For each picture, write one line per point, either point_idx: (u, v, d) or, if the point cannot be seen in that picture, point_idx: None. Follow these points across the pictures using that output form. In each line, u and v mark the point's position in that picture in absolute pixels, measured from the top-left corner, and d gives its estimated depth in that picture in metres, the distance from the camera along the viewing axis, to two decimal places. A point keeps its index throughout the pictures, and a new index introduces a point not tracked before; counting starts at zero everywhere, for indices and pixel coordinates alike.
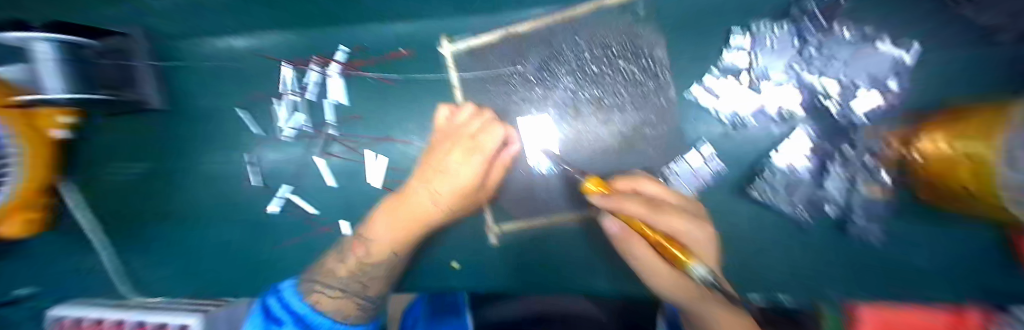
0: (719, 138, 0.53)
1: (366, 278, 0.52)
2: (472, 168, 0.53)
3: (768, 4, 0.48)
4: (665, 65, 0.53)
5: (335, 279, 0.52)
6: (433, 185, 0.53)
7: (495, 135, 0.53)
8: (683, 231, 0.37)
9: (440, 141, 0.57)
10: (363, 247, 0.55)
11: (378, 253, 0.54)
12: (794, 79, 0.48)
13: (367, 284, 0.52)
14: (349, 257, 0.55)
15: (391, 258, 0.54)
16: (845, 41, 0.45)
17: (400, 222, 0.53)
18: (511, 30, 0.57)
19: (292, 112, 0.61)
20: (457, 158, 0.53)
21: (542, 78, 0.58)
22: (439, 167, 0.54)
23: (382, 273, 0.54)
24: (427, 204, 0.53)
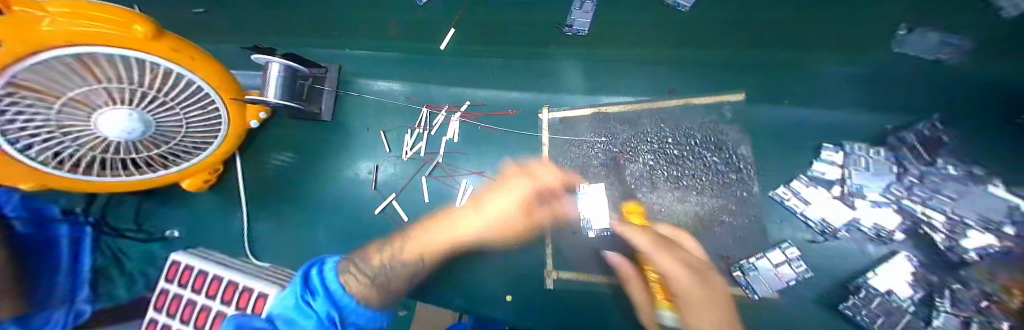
0: (805, 245, 0.54)
1: (384, 275, 0.45)
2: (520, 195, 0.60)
3: (857, 133, 0.54)
4: (749, 162, 0.57)
5: (366, 266, 0.45)
6: (482, 202, 0.61)
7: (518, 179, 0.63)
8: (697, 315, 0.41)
9: (509, 176, 0.65)
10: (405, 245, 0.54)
11: (410, 252, 0.52)
12: (894, 203, 0.50)
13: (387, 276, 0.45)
14: (389, 249, 0.52)
15: (416, 260, 0.52)
16: (948, 175, 0.47)
17: (427, 242, 0.55)
18: (603, 109, 0.67)
19: (417, 142, 0.72)
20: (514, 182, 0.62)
21: (623, 150, 0.64)
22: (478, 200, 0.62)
23: (405, 269, 0.50)
24: (472, 226, 0.58)
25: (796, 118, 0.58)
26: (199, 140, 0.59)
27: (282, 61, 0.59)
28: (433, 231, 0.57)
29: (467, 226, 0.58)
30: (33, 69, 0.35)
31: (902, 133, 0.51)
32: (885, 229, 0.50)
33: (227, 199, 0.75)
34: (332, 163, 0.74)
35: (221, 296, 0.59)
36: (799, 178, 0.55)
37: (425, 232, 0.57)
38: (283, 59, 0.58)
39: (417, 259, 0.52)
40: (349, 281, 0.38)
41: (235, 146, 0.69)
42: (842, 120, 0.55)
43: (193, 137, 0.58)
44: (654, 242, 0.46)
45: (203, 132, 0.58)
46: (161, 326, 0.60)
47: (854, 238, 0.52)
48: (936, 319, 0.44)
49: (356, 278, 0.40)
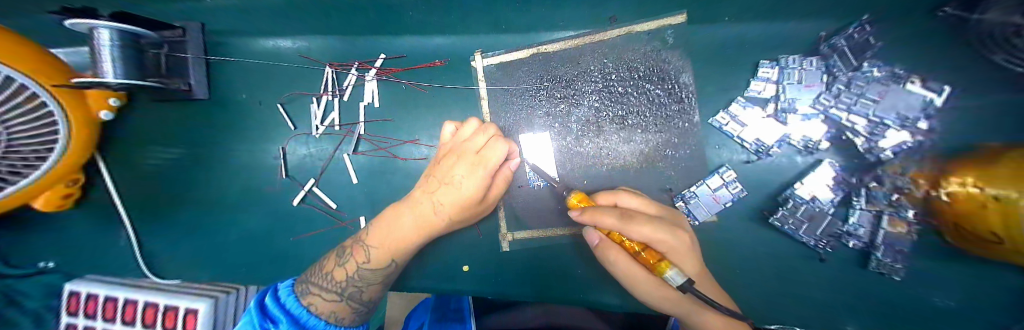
0: (739, 167, 0.55)
1: (363, 284, 0.49)
2: (478, 179, 0.46)
3: (793, 44, 0.52)
4: (690, 91, 0.54)
5: (329, 284, 0.47)
6: (444, 185, 0.49)
7: (499, 151, 0.45)
8: (662, 240, 0.38)
9: (445, 155, 0.52)
10: (356, 246, 0.50)
11: (378, 257, 0.49)
12: (822, 113, 0.49)
13: (363, 290, 0.49)
14: (347, 261, 0.49)
15: (391, 265, 0.50)
16: (873, 77, 0.46)
17: (388, 242, 0.49)
18: (541, 50, 0.59)
19: (328, 112, 0.61)
20: (461, 173, 0.47)
21: (566, 95, 0.58)
22: (444, 179, 0.49)
23: (379, 277, 0.50)
24: (444, 204, 0.48)
25: (736, 34, 0.54)
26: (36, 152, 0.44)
27: (117, 25, 0.42)
28: (393, 229, 0.49)
29: (422, 217, 0.49)
30: None
31: (835, 38, 0.48)
32: (812, 141, 0.50)
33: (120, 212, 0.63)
34: (237, 153, 0.64)
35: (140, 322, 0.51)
36: (737, 100, 0.53)
37: (386, 229, 0.49)
38: (120, 22, 0.42)
39: (383, 266, 0.49)
40: (312, 303, 0.46)
41: (88, 147, 0.54)
42: (780, 30, 0.52)
43: (30, 147, 0.42)
44: (616, 214, 0.39)
45: (33, 138, 0.42)
46: None
47: (784, 153, 0.53)
48: (852, 216, 0.48)
49: (323, 298, 0.46)
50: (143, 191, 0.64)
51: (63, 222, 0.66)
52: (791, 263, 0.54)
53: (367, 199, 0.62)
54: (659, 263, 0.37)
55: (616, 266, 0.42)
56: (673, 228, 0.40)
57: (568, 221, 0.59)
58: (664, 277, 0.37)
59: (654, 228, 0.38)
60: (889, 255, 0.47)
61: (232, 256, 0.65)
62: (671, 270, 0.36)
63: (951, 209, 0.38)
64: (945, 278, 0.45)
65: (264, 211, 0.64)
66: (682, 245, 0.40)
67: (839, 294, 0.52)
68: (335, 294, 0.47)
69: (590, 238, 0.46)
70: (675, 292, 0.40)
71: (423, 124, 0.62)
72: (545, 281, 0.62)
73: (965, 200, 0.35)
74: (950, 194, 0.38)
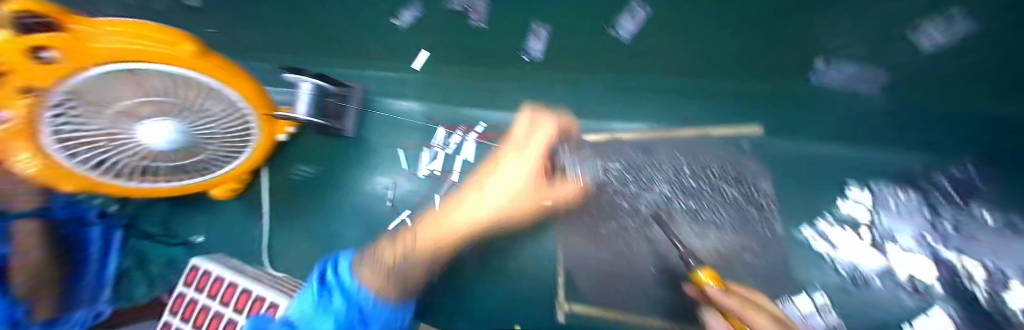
0: (836, 291, 0.51)
1: (407, 267, 0.58)
2: (528, 167, 0.63)
3: (881, 173, 0.52)
4: (771, 200, 0.56)
5: (379, 266, 0.56)
6: (492, 182, 0.64)
7: (545, 131, 0.65)
8: None
9: (491, 159, 0.70)
10: (404, 239, 0.63)
11: (421, 247, 0.61)
12: (926, 251, 0.48)
13: (403, 284, 0.56)
14: (393, 248, 0.60)
15: (434, 251, 0.62)
16: (987, 224, 0.46)
17: (433, 231, 0.63)
18: (617, 136, 0.67)
19: (433, 159, 0.74)
20: (513, 164, 0.64)
21: (637, 178, 0.64)
22: (498, 164, 0.66)
23: (422, 267, 0.60)
24: (489, 208, 0.63)
25: (818, 154, 0.56)
26: (226, 153, 0.63)
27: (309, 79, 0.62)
28: (449, 216, 0.64)
29: (472, 212, 0.64)
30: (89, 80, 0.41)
31: (935, 174, 0.49)
32: (920, 282, 0.48)
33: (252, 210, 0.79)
34: (353, 179, 0.78)
35: (232, 303, 0.60)
36: (824, 217, 0.53)
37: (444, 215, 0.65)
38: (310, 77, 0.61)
39: (433, 250, 0.61)
40: (365, 274, 0.52)
41: (262, 157, 0.72)
42: (873, 158, 0.53)
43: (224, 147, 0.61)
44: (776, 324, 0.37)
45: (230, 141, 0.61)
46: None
47: (889, 287, 0.49)
48: None
49: (371, 269, 0.54)
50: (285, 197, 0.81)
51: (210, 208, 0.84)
52: None
53: None
54: None
55: None
56: None
57: (633, 305, 0.59)
58: None
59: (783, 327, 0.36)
60: None
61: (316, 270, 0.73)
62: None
63: None
64: None
65: (360, 231, 0.75)
66: None
67: None
68: (387, 264, 0.56)
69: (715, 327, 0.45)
70: None
71: None
72: None
73: None
74: None
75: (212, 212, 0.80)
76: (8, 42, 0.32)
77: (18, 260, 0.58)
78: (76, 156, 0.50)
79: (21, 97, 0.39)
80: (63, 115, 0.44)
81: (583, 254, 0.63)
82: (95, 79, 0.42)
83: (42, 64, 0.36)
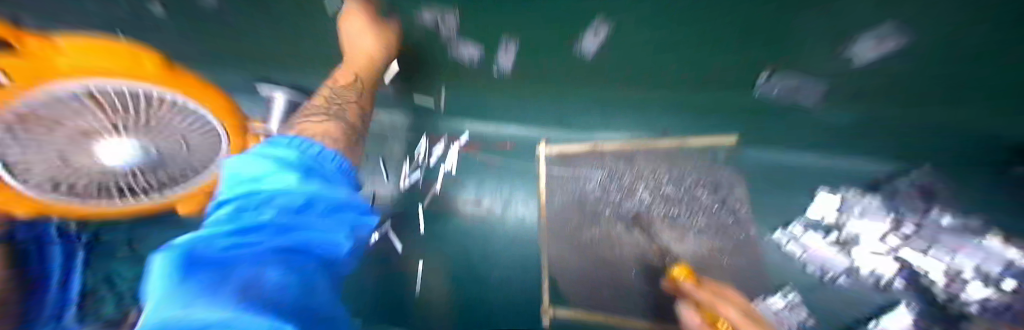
0: (810, 291, 0.52)
1: (329, 111, 0.51)
2: (360, 24, 0.56)
3: (850, 179, 0.56)
4: (745, 205, 0.58)
5: (314, 112, 0.51)
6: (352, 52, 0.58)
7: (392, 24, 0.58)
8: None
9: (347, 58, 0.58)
10: (327, 88, 0.57)
11: (343, 89, 0.56)
12: (891, 252, 0.51)
13: (339, 113, 0.51)
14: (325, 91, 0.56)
15: (358, 90, 0.57)
16: (942, 225, 0.50)
17: (347, 73, 0.58)
18: (600, 146, 0.67)
19: (415, 169, 0.73)
20: (356, 26, 0.56)
21: (620, 188, 0.64)
22: (347, 37, 0.57)
23: (358, 98, 0.57)
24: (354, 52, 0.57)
25: (784, 162, 0.60)
26: None
27: None
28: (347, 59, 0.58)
29: (341, 74, 0.58)
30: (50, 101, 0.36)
31: (897, 180, 0.54)
32: (885, 278, 0.50)
33: None
34: None
35: None
36: (797, 222, 0.56)
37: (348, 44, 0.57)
38: None
39: (354, 84, 0.57)
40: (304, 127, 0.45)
41: None
42: (827, 164, 0.58)
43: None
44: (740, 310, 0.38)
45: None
46: None
47: (858, 285, 0.51)
48: None
49: (311, 123, 0.47)
50: None
51: None
52: None
53: (428, 252, 0.68)
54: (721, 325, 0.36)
55: None
56: None
57: (616, 312, 0.58)
58: None
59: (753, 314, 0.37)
60: None
61: None
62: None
63: None
64: None
65: None
66: None
67: None
68: (321, 117, 0.48)
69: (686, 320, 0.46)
70: None
71: (489, 191, 0.72)
72: None
73: None
74: None
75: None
76: None
77: None
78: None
79: None
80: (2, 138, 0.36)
81: (562, 265, 0.62)
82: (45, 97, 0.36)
83: None
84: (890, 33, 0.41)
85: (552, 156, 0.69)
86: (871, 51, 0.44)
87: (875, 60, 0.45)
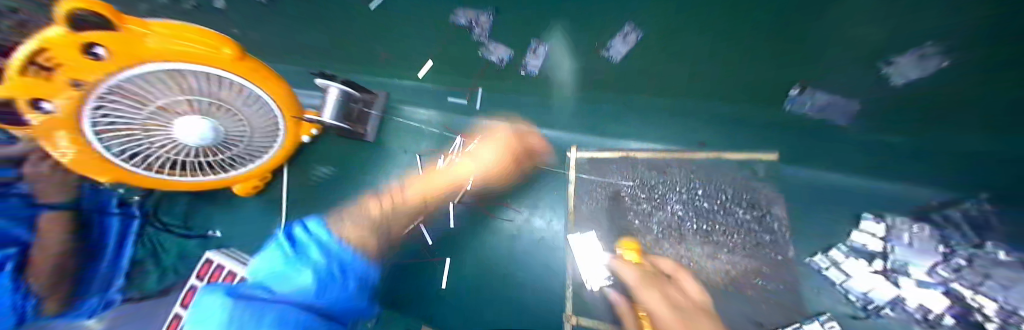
0: (850, 320, 0.50)
1: (389, 221, 0.59)
2: (495, 152, 0.72)
3: (899, 205, 0.54)
4: (783, 224, 0.57)
5: (365, 217, 0.57)
6: (477, 156, 0.72)
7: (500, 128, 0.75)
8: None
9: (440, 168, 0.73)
10: (390, 194, 0.65)
11: (411, 198, 0.65)
12: (941, 285, 0.48)
13: (388, 226, 0.59)
14: (379, 201, 0.62)
15: (420, 205, 0.65)
16: (1008, 262, 0.45)
17: (433, 183, 0.69)
18: (632, 155, 0.69)
19: (449, 167, 0.76)
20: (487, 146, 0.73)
21: (651, 197, 0.65)
22: (469, 151, 0.74)
23: (405, 216, 0.63)
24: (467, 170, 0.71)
25: (826, 183, 0.59)
26: (254, 150, 0.63)
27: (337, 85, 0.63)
28: (431, 181, 0.70)
29: (427, 185, 0.68)
30: (144, 78, 0.41)
31: (949, 209, 0.49)
32: (932, 312, 0.48)
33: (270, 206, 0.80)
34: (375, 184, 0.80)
35: None
36: (838, 246, 0.54)
37: (427, 179, 0.69)
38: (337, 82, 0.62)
39: (421, 201, 0.65)
40: (345, 230, 0.50)
41: (284, 158, 0.72)
42: (876, 189, 0.56)
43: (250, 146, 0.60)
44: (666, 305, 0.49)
45: (256, 142, 0.61)
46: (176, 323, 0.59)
47: (901, 320, 0.48)
48: None
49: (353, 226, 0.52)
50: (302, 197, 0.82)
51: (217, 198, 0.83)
52: None
53: (456, 246, 0.71)
54: None
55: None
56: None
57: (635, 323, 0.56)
58: None
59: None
60: None
61: None
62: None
63: None
64: None
65: None
66: None
67: None
68: (364, 221, 0.54)
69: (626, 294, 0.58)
70: None
71: (518, 192, 0.74)
72: None
73: None
74: None
75: (219, 208, 0.77)
76: (64, 37, 0.31)
77: (40, 253, 0.49)
78: (111, 147, 0.47)
79: (69, 89, 0.36)
80: (104, 108, 0.41)
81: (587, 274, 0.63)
82: (141, 79, 0.41)
83: (94, 60, 0.35)
84: (931, 52, 0.33)
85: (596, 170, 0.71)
86: (914, 71, 0.37)
87: (909, 82, 0.38)
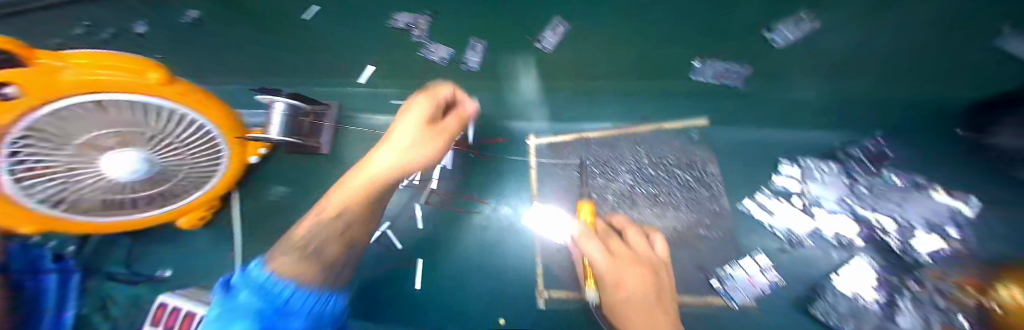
0: (774, 253, 0.58)
1: (315, 242, 0.42)
2: (415, 123, 0.45)
3: (814, 149, 0.61)
4: (718, 180, 0.63)
5: (288, 250, 0.42)
6: (374, 153, 0.47)
7: (422, 104, 0.46)
8: (632, 284, 0.45)
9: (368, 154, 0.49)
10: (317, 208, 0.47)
11: (332, 208, 0.45)
12: (849, 211, 0.56)
13: (321, 250, 0.42)
14: (304, 223, 0.46)
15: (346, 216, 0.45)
16: (896, 185, 0.55)
17: (356, 182, 0.46)
18: (585, 135, 0.72)
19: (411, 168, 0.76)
20: (401, 122, 0.46)
21: (605, 171, 0.69)
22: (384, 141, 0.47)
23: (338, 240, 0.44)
24: (394, 150, 0.45)
25: (758, 138, 0.64)
26: (200, 178, 0.60)
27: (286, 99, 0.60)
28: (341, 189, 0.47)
29: (366, 176, 0.46)
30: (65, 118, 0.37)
31: (850, 147, 0.59)
32: (845, 237, 0.55)
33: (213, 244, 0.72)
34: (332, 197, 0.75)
35: None
36: (762, 190, 0.61)
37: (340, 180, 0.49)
38: (290, 96, 0.60)
39: (347, 216, 0.45)
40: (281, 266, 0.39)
41: (230, 182, 0.70)
42: (797, 137, 0.62)
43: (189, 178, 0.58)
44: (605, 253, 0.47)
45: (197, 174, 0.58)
46: None
47: (819, 245, 0.57)
48: (904, 320, 0.48)
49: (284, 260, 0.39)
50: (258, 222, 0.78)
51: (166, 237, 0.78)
52: None
53: (426, 246, 0.71)
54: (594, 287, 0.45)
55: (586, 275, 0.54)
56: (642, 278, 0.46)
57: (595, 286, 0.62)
58: None
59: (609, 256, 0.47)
60: None
61: None
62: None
63: (1003, 317, 0.42)
64: None
65: None
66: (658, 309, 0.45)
67: None
68: (297, 254, 0.40)
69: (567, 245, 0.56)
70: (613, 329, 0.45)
71: (483, 185, 0.74)
72: None
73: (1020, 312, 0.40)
74: (1002, 304, 0.43)
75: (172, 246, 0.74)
76: None
77: None
78: (34, 200, 0.43)
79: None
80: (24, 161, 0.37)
81: (558, 251, 0.67)
82: None
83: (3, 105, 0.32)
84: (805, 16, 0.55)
85: (550, 151, 0.73)
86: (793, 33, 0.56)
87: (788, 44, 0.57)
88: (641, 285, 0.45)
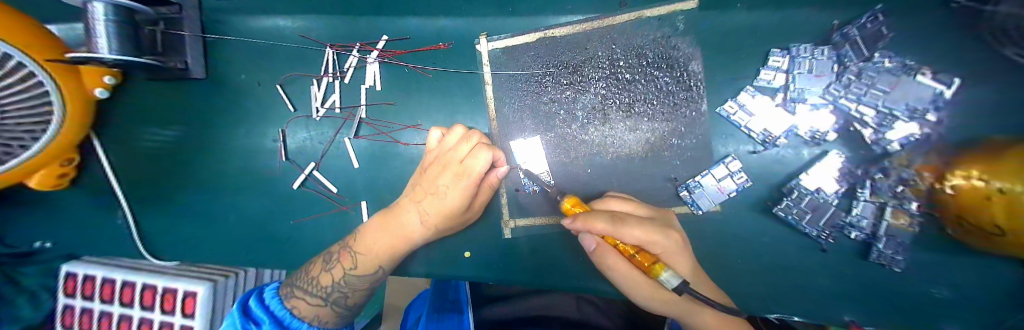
0: (741, 156, 0.55)
1: (348, 290, 0.50)
2: (456, 198, 0.48)
3: (804, 32, 0.52)
4: (700, 79, 0.54)
5: (310, 288, 0.49)
6: (422, 204, 0.51)
7: (483, 158, 0.45)
8: (657, 240, 0.41)
9: (430, 164, 0.53)
10: (360, 249, 0.51)
11: (371, 256, 0.50)
12: (831, 103, 0.49)
13: (349, 295, 0.50)
14: (334, 266, 0.51)
15: (381, 268, 0.51)
16: (886, 69, 0.45)
17: (386, 235, 0.51)
18: (549, 34, 0.57)
19: (332, 94, 0.61)
20: (446, 181, 0.48)
21: (573, 82, 0.56)
22: (429, 188, 0.51)
23: (375, 260, 0.50)
24: (429, 212, 0.50)
25: (741, 23, 0.54)
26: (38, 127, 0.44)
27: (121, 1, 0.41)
28: (381, 235, 0.51)
29: (401, 231, 0.51)
30: None
31: (846, 28, 0.48)
32: (819, 132, 0.50)
33: (134, 195, 0.66)
34: (255, 136, 0.64)
35: (138, 303, 0.54)
36: (746, 89, 0.53)
37: (375, 237, 0.51)
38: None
39: (372, 270, 0.50)
40: (297, 306, 0.47)
41: (79, 126, 0.53)
42: (790, 19, 0.52)
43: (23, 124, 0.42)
44: (608, 218, 0.39)
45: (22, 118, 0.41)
46: (80, 310, 0.57)
47: (791, 145, 0.53)
48: (856, 207, 0.49)
49: (308, 301, 0.47)
50: (165, 170, 0.66)
51: (68, 201, 0.68)
52: (794, 255, 0.55)
53: (368, 184, 0.62)
54: (653, 266, 0.36)
55: (615, 272, 0.42)
56: (661, 230, 0.43)
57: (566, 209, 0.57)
58: (659, 280, 0.36)
59: (647, 231, 0.40)
60: (890, 247, 0.48)
61: (241, 239, 0.66)
62: (665, 272, 0.35)
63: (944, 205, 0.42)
64: (960, 266, 0.46)
65: (268, 195, 0.65)
66: (676, 246, 0.45)
67: (836, 287, 0.53)
68: (320, 299, 0.48)
69: (584, 244, 0.43)
70: (672, 294, 0.40)
71: (424, 108, 0.62)
72: (548, 274, 0.59)
73: (963, 198, 0.38)
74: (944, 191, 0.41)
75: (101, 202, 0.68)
76: None
77: None
78: None
79: None
80: None
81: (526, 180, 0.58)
82: None
83: None
84: None
85: (503, 59, 0.58)
86: None
87: None
88: (669, 238, 0.44)
